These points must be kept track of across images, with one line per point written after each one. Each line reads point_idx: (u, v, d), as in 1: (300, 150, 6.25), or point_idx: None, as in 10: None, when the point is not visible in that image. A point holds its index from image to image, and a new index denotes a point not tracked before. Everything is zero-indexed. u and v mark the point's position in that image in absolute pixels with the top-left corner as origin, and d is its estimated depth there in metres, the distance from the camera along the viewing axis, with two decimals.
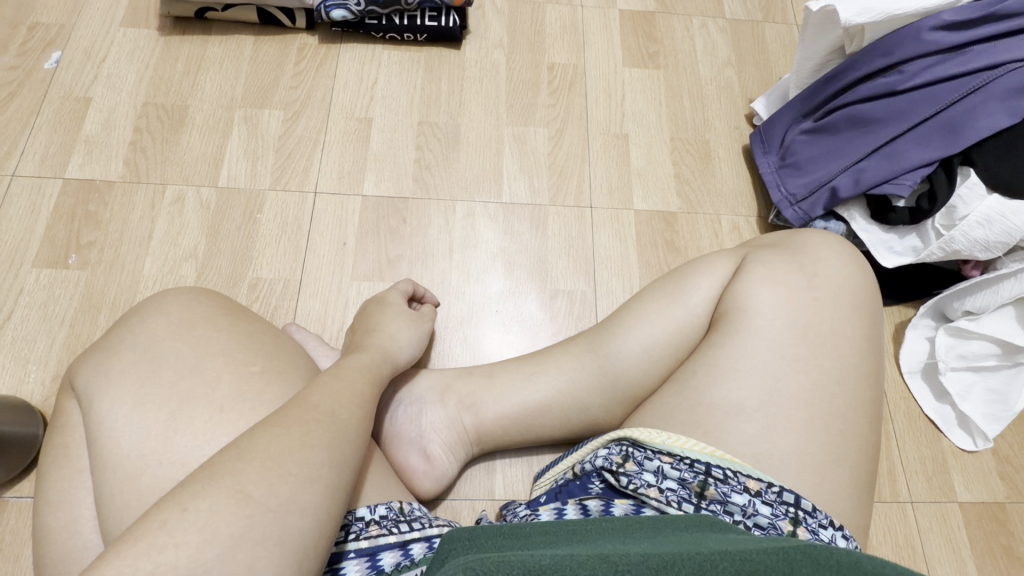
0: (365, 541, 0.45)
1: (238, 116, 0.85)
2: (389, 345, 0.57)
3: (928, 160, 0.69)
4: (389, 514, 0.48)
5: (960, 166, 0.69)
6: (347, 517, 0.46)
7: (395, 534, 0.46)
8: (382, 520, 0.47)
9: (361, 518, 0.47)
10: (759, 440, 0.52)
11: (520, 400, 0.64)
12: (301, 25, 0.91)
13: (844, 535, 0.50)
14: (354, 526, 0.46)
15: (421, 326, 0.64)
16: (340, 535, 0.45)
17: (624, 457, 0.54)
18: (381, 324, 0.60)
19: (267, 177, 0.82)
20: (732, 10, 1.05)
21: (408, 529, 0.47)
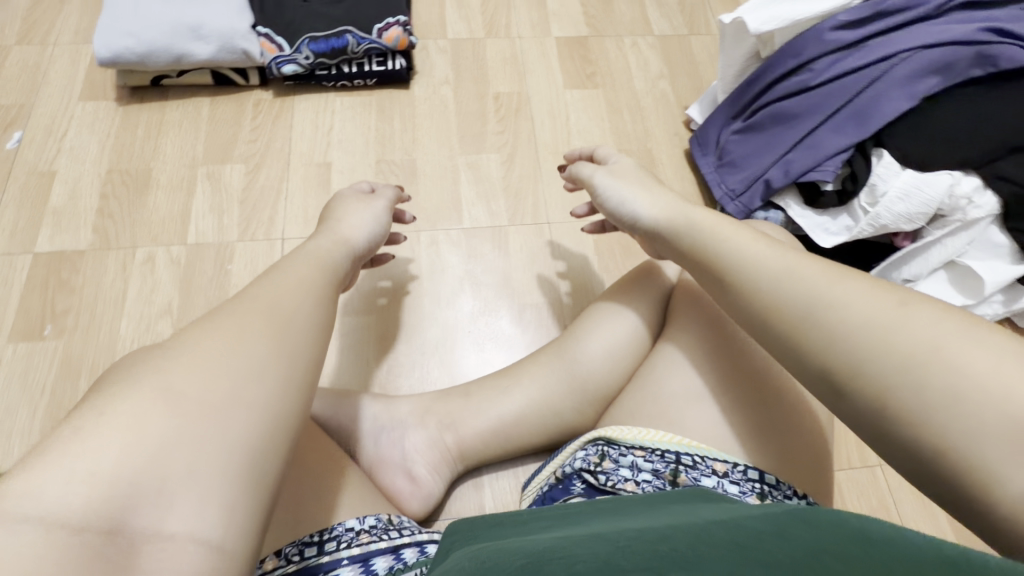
0: (357, 548, 0.47)
1: (201, 173, 0.88)
2: (344, 241, 0.58)
3: (845, 145, 0.74)
4: (378, 523, 0.50)
5: (874, 148, 0.74)
6: (336, 528, 0.48)
7: (386, 540, 0.48)
8: (372, 529, 0.49)
9: (351, 528, 0.49)
10: (721, 422, 0.56)
11: (497, 413, 0.67)
12: (254, 82, 0.95)
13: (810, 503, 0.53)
14: (344, 535, 0.48)
15: (380, 219, 0.64)
16: (332, 545, 0.47)
17: (600, 456, 0.58)
18: (340, 216, 0.61)
19: (234, 229, 0.85)
20: (660, 27, 1.12)
21: (398, 536, 0.50)
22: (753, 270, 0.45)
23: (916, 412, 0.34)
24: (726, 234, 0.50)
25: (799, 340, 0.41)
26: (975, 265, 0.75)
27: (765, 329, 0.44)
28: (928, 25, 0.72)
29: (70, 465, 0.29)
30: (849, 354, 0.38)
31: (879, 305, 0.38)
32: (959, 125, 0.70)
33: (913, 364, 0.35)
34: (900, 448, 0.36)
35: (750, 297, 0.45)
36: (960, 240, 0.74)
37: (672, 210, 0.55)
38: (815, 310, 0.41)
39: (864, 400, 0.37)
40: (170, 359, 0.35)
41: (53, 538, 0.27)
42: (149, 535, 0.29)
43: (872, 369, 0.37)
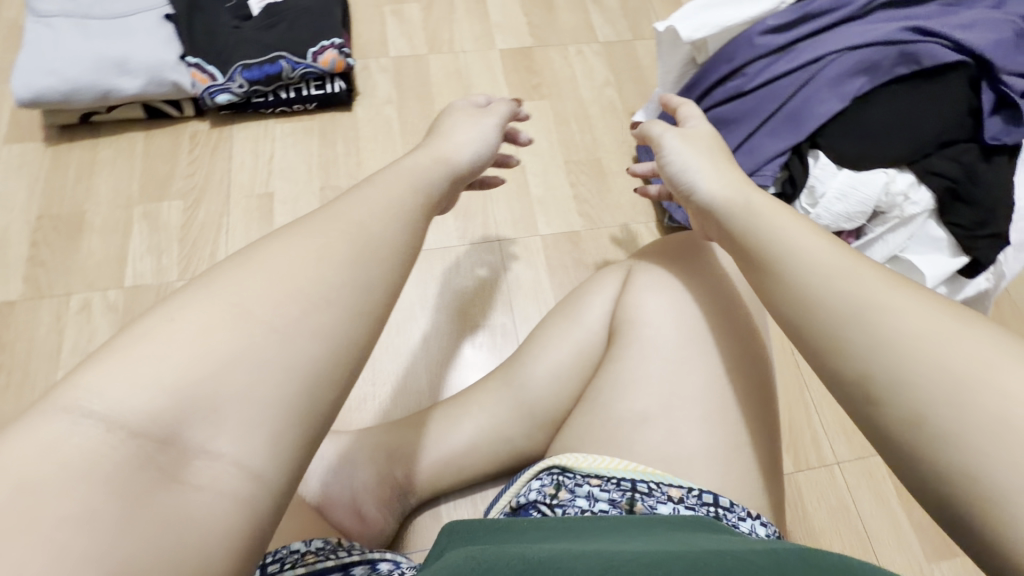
0: (301, 569, 0.45)
1: (138, 213, 0.86)
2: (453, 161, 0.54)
3: (780, 149, 0.74)
4: (325, 546, 0.49)
5: (811, 150, 0.74)
6: (280, 551, 0.47)
7: (334, 558, 0.47)
8: (318, 550, 0.48)
9: (298, 550, 0.47)
10: (666, 444, 0.57)
11: (447, 442, 0.66)
12: (190, 114, 0.92)
13: (762, 523, 0.54)
14: (288, 557, 0.47)
15: (488, 138, 0.60)
16: (278, 567, 0.46)
17: (556, 486, 0.57)
18: (447, 132, 0.57)
19: (174, 269, 0.82)
20: (603, 33, 1.12)
21: (347, 554, 0.48)
22: (799, 261, 0.40)
23: (946, 439, 0.31)
24: (783, 223, 0.43)
25: (833, 344, 0.37)
26: (917, 260, 0.75)
27: (797, 323, 0.39)
28: (854, 26, 0.73)
29: (135, 366, 0.28)
30: (887, 364, 0.34)
31: (935, 320, 0.34)
32: (892, 122, 0.70)
33: (957, 387, 0.31)
34: (919, 475, 0.32)
35: (791, 292, 0.40)
36: (900, 235, 0.74)
37: (733, 190, 0.48)
38: (863, 313, 0.36)
39: (894, 416, 0.33)
40: (247, 268, 0.33)
41: (112, 438, 0.26)
42: (200, 450, 0.28)
43: (907, 386, 0.33)
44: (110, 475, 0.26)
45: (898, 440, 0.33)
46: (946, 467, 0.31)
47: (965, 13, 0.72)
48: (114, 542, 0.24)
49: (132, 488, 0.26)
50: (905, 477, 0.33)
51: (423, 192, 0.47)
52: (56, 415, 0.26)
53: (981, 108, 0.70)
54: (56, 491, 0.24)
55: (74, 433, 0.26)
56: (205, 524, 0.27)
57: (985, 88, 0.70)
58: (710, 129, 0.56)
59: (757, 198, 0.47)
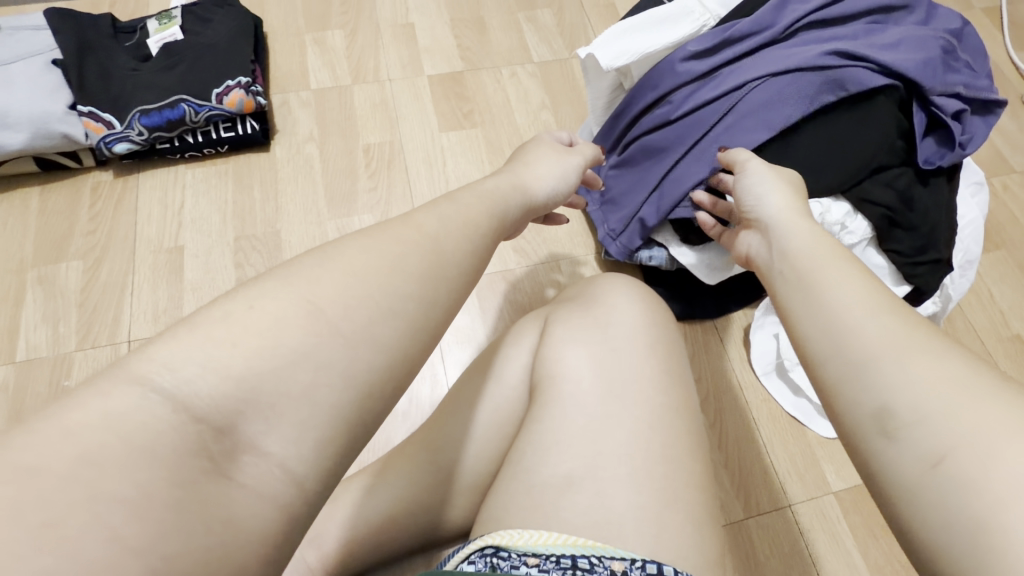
0: None
1: (31, 279, 0.79)
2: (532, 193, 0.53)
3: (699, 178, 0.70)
4: None
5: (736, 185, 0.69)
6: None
7: None
8: None
9: None
10: (594, 508, 0.52)
11: (364, 517, 0.60)
12: (90, 163, 0.86)
13: None
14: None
15: (569, 164, 0.59)
16: None
17: (490, 569, 0.49)
18: (532, 156, 0.57)
19: (72, 337, 0.76)
20: (538, 53, 1.07)
21: None
22: (840, 298, 0.37)
23: (961, 496, 0.27)
24: (822, 253, 0.42)
25: (839, 368, 0.35)
26: None
27: (824, 348, 0.36)
28: (779, 48, 0.69)
29: (209, 349, 0.27)
30: (917, 406, 0.30)
31: (980, 379, 0.30)
32: (823, 150, 0.67)
33: (985, 444, 0.27)
34: (927, 534, 0.28)
35: (824, 324, 0.37)
36: None
37: (795, 225, 0.47)
38: (895, 354, 0.32)
39: (908, 462, 0.29)
40: (318, 263, 0.32)
41: (177, 420, 0.25)
42: (249, 446, 0.27)
43: (932, 431, 0.29)
44: (170, 456, 0.24)
45: (909, 490, 0.29)
46: (955, 528, 0.27)
47: (892, 29, 0.69)
48: (154, 531, 0.23)
49: (179, 479, 0.24)
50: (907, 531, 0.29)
51: (497, 216, 0.44)
52: (125, 387, 0.25)
53: (915, 130, 0.68)
54: (118, 467, 0.23)
55: (142, 406, 0.25)
56: (248, 529, 0.26)
57: (917, 109, 0.67)
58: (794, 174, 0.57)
59: (814, 238, 0.45)
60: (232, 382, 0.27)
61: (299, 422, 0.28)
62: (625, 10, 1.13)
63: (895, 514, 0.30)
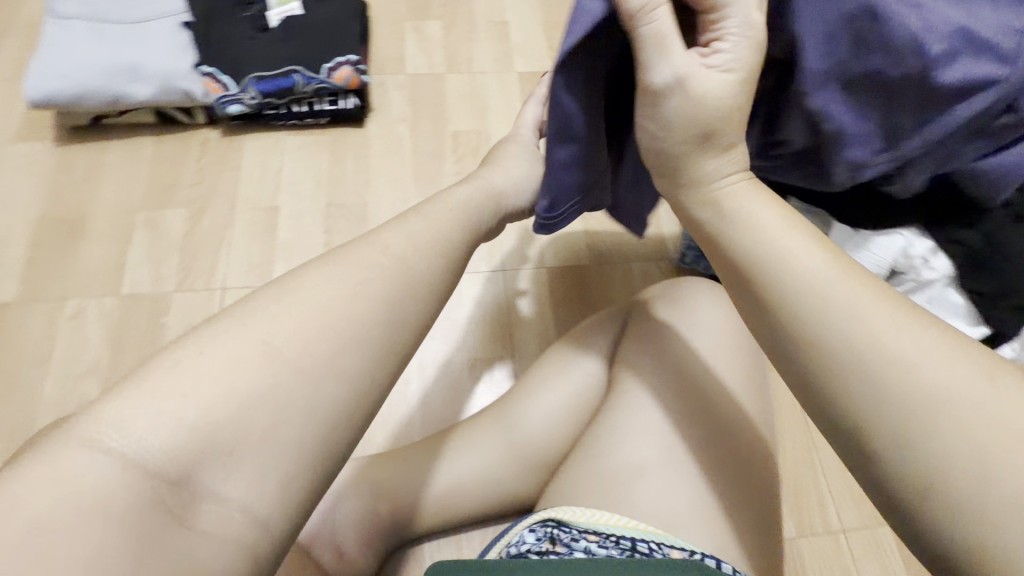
0: None
1: (139, 219, 0.84)
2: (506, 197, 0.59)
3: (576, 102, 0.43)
4: None
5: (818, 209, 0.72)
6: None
7: None
8: None
9: None
10: (665, 498, 0.52)
11: (436, 481, 0.64)
12: (201, 120, 0.91)
13: None
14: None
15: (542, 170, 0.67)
16: None
17: (550, 540, 0.52)
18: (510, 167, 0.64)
19: (172, 278, 0.81)
20: None
21: None
22: (803, 290, 0.32)
23: (959, 511, 0.27)
24: (775, 223, 0.35)
25: (840, 385, 0.30)
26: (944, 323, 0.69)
27: (790, 356, 0.33)
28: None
29: (157, 404, 0.28)
30: (923, 422, 0.28)
31: (964, 374, 0.29)
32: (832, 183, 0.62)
33: (1000, 463, 0.27)
34: (929, 543, 0.28)
35: (786, 329, 0.33)
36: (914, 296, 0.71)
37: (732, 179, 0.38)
38: (872, 362, 0.30)
39: (904, 479, 0.28)
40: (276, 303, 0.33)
41: (125, 479, 0.26)
42: (209, 495, 0.28)
43: (944, 450, 0.28)
44: (115, 522, 0.25)
45: (914, 505, 0.28)
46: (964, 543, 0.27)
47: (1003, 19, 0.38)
48: None
49: (138, 534, 0.25)
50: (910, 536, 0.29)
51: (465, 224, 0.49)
52: (76, 450, 0.26)
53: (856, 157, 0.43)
54: (65, 535, 0.24)
55: (89, 470, 0.25)
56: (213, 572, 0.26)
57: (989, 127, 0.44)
58: (733, 82, 0.37)
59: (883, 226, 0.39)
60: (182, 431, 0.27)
61: (262, 466, 0.29)
62: None
63: (895, 523, 0.30)
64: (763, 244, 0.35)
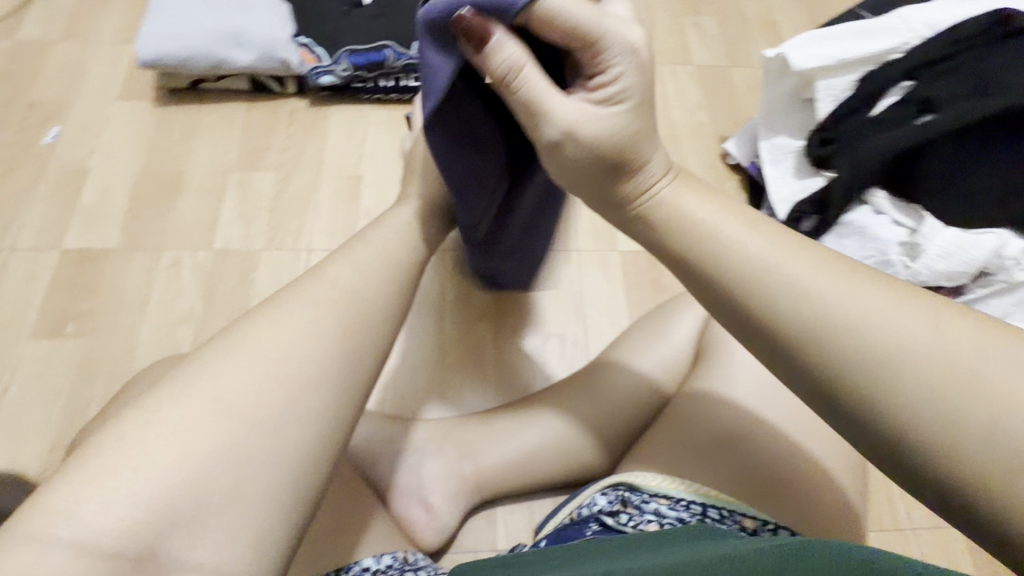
0: None
1: (232, 180, 0.88)
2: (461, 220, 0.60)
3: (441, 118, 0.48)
4: (394, 563, 0.52)
5: (913, 205, 0.75)
6: (354, 568, 0.50)
7: None
8: (388, 569, 0.51)
9: (366, 568, 0.50)
10: (747, 467, 0.56)
11: (517, 446, 0.66)
12: (291, 90, 0.95)
13: None
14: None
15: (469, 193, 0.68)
16: None
17: (621, 502, 0.55)
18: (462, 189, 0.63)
19: (261, 238, 0.84)
20: (700, 56, 1.11)
21: None
22: (753, 270, 0.36)
23: (932, 443, 0.31)
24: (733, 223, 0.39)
25: (817, 358, 0.34)
26: None
27: (750, 331, 0.37)
28: None
29: (105, 487, 0.31)
30: (905, 387, 0.31)
31: (918, 325, 0.32)
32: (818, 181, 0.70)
33: (975, 400, 0.30)
34: (908, 471, 0.33)
35: (742, 307, 0.37)
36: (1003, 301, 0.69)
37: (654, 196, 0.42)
38: (830, 325, 0.34)
39: (877, 422, 0.32)
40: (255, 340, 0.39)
41: (89, 566, 0.30)
42: (172, 562, 0.32)
43: (927, 402, 0.31)
44: None
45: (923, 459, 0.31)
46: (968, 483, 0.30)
47: None
48: None
49: None
50: (893, 471, 0.34)
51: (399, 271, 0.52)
52: (25, 548, 0.29)
53: None
54: None
55: (41, 564, 0.29)
56: None
57: None
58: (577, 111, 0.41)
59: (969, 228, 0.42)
60: (154, 495, 0.32)
61: (227, 530, 0.34)
62: (787, 30, 1.15)
63: (906, 475, 0.33)
64: (715, 230, 0.39)
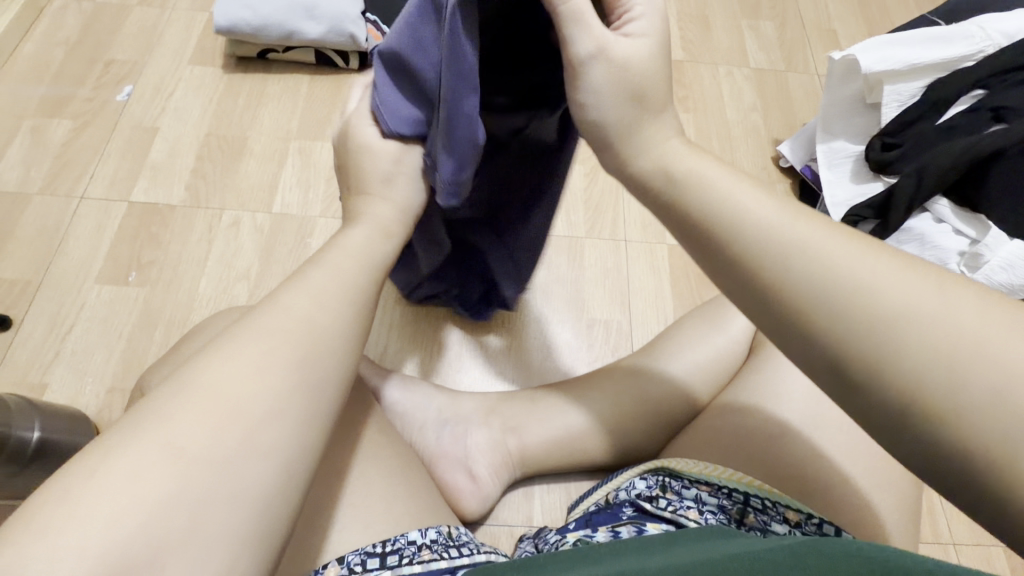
0: (418, 566, 0.43)
1: (293, 148, 0.90)
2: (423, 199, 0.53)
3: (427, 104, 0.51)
4: (439, 538, 0.47)
5: (974, 215, 0.73)
6: (399, 540, 0.45)
7: (446, 558, 0.45)
8: (433, 544, 0.46)
9: (413, 541, 0.45)
10: (803, 461, 0.54)
11: (563, 423, 0.67)
12: (354, 65, 0.97)
13: None
14: (406, 549, 0.44)
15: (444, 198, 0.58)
16: (394, 560, 0.44)
17: (660, 487, 0.53)
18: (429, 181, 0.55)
19: (317, 205, 0.86)
20: (757, 59, 1.10)
21: (458, 555, 0.46)
22: (757, 235, 0.34)
23: (941, 416, 0.29)
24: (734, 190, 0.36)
25: (812, 327, 0.32)
26: None
27: (751, 296, 0.34)
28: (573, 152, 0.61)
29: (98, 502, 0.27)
30: (908, 357, 0.30)
31: (918, 289, 0.31)
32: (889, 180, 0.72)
33: (967, 364, 0.29)
34: (912, 449, 0.31)
35: (743, 271, 0.34)
36: None
37: (663, 157, 0.39)
38: (838, 291, 0.32)
39: (884, 395, 0.30)
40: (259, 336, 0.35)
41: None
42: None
43: (925, 372, 0.29)
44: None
45: (929, 432, 0.29)
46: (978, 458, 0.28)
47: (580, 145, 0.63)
48: None
49: None
50: (897, 450, 0.32)
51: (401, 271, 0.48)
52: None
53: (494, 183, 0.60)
54: None
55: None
56: None
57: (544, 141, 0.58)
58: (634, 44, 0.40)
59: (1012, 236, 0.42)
60: (142, 512, 0.27)
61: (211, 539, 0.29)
62: (847, 39, 1.14)
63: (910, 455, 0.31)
64: (724, 191, 0.36)
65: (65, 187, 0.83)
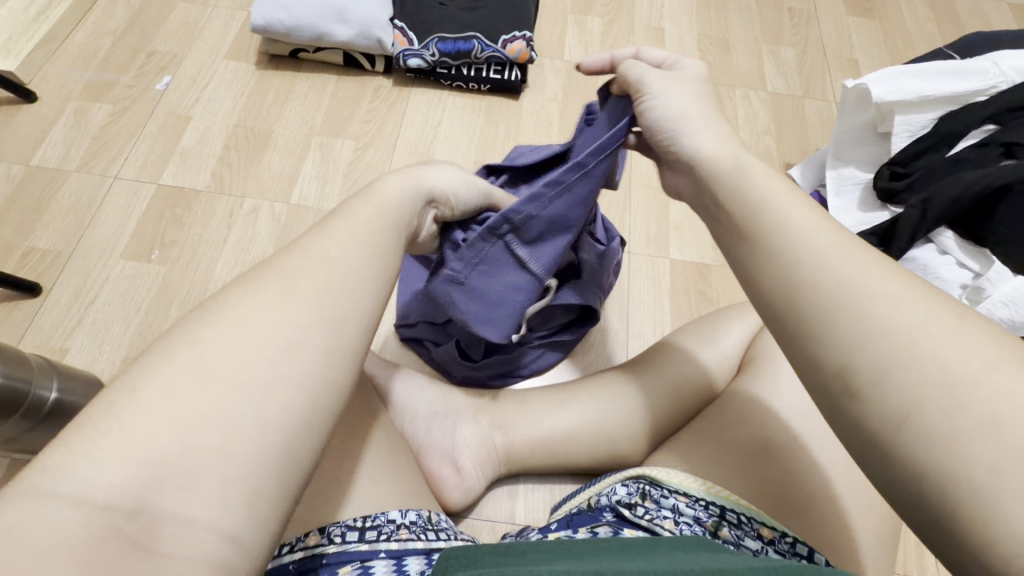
0: (394, 543, 0.45)
1: (315, 143, 0.94)
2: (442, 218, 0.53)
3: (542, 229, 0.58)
4: (418, 520, 0.48)
5: (982, 250, 0.73)
6: (379, 517, 0.47)
7: (422, 540, 0.46)
8: (411, 525, 0.47)
9: (392, 520, 0.47)
10: (782, 479, 0.54)
11: (551, 424, 0.68)
12: (379, 69, 1.01)
13: None
14: (385, 527, 0.46)
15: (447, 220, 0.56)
16: (373, 534, 0.45)
17: (641, 494, 0.54)
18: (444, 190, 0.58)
19: (333, 199, 0.89)
20: (774, 84, 1.11)
21: (435, 538, 0.47)
22: (787, 245, 0.36)
23: (920, 443, 0.28)
24: (772, 199, 0.39)
25: (814, 331, 0.33)
26: None
27: (773, 304, 0.35)
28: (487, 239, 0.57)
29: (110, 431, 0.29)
30: (899, 374, 0.30)
31: (925, 314, 0.31)
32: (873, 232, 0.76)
33: (957, 395, 0.28)
34: (896, 481, 0.29)
35: (770, 277, 0.36)
36: None
37: (721, 146, 0.43)
38: (852, 302, 0.32)
39: (875, 411, 0.30)
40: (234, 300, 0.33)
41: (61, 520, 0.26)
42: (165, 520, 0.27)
43: (911, 392, 0.29)
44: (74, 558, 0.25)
45: (908, 457, 0.29)
46: (950, 492, 0.27)
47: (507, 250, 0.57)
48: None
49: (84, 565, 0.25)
50: (878, 476, 0.30)
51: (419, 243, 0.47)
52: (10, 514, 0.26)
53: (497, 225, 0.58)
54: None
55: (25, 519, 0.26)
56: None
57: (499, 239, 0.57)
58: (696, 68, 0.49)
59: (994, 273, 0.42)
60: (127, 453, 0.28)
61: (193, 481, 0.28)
62: (867, 70, 1.15)
63: (890, 485, 0.30)
64: (766, 202, 0.39)
65: (100, 166, 0.88)
